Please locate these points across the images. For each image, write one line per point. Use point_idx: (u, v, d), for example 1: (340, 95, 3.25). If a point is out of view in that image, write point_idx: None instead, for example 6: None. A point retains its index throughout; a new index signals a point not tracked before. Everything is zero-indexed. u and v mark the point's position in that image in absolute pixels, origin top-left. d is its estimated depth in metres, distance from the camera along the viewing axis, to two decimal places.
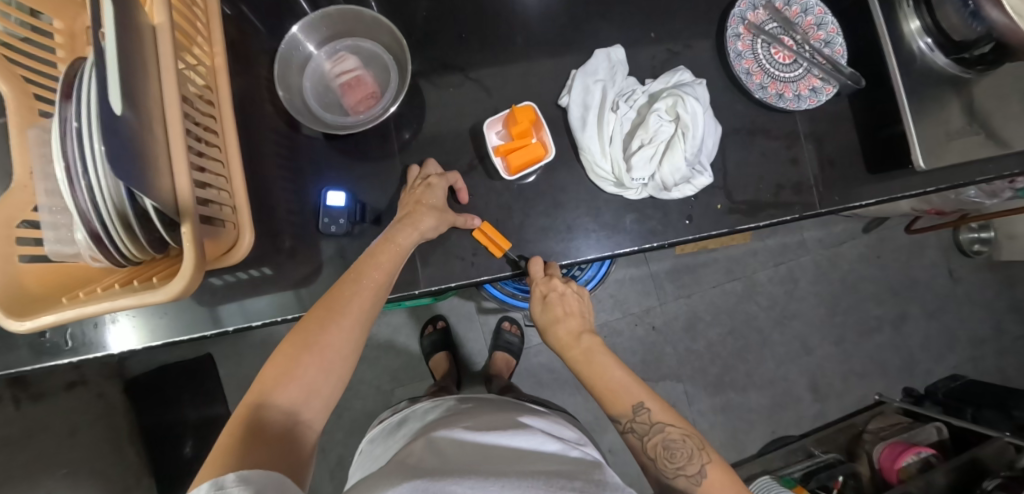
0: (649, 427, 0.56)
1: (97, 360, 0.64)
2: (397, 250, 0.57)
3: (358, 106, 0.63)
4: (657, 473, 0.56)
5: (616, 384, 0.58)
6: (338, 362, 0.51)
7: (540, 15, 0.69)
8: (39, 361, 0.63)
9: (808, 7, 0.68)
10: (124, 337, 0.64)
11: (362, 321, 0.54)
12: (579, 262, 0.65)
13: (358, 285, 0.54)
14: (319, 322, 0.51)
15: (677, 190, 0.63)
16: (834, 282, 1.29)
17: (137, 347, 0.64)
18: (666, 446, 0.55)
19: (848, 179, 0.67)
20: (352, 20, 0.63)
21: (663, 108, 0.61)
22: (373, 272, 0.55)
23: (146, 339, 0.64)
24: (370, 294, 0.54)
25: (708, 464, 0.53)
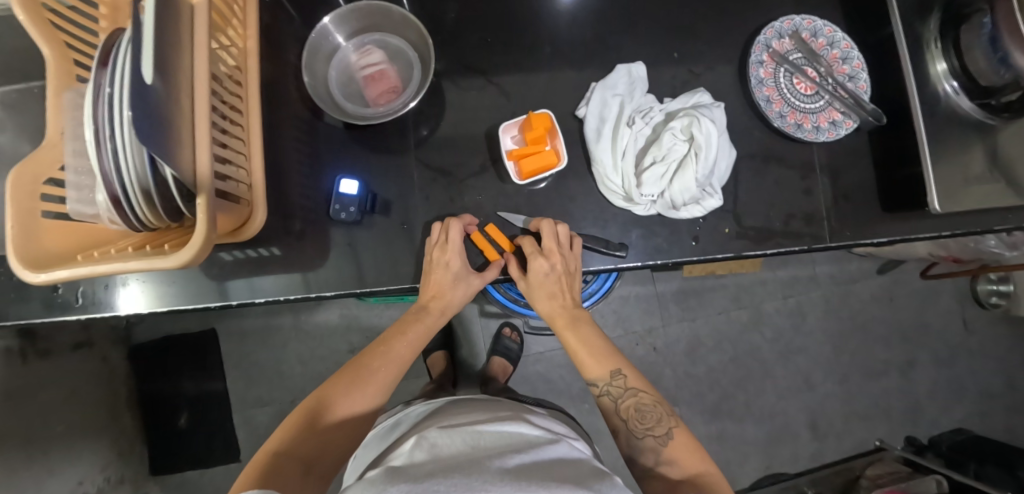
0: (623, 391, 0.60)
1: (104, 319, 0.66)
2: (424, 329, 0.67)
3: (380, 99, 0.65)
4: (627, 434, 0.58)
5: (603, 353, 0.63)
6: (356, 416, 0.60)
7: (567, 26, 0.70)
8: (51, 314, 0.65)
9: (835, 39, 0.67)
10: (133, 299, 0.65)
11: (381, 389, 0.63)
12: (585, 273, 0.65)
13: (386, 358, 0.63)
14: (347, 385, 0.60)
15: (685, 210, 0.63)
16: (843, 321, 1.27)
17: (143, 311, 0.65)
18: (639, 409, 0.59)
19: (861, 215, 0.67)
20: (382, 15, 0.65)
21: (678, 127, 0.62)
22: (397, 343, 0.65)
23: (153, 304, 0.65)
24: (393, 365, 0.63)
25: (675, 429, 0.57)
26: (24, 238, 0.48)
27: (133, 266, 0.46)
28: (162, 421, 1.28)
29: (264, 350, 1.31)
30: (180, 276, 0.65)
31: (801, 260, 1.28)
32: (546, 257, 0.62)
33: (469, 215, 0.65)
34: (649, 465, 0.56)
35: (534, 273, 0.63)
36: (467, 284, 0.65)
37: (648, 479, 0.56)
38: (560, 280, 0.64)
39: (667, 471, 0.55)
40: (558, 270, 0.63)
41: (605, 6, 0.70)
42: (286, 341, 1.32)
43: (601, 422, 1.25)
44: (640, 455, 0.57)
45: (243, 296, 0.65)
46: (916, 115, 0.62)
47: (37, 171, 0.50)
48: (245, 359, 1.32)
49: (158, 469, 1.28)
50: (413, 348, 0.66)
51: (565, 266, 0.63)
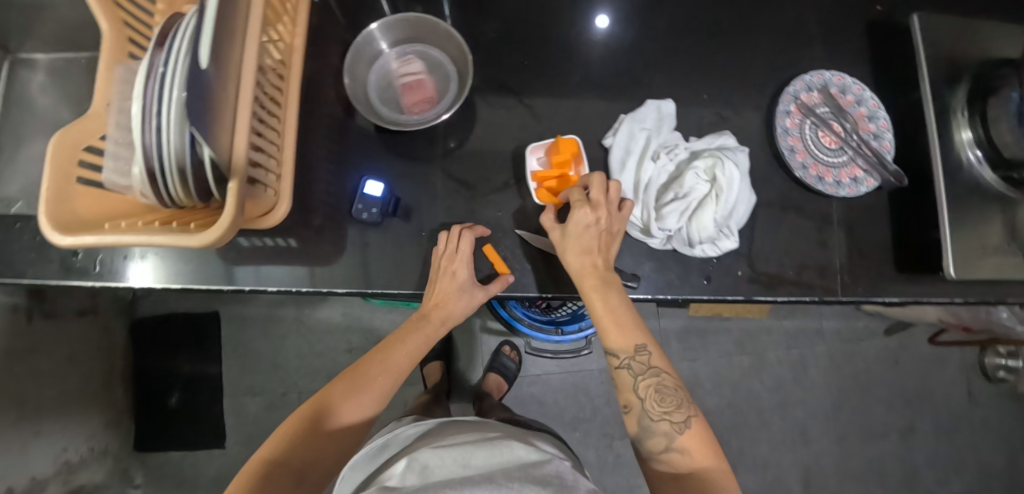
0: (645, 368, 0.57)
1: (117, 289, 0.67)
2: (424, 339, 0.70)
3: (414, 108, 0.67)
4: (639, 416, 0.56)
5: (626, 324, 0.59)
6: (348, 423, 0.62)
7: (602, 54, 0.71)
8: (67, 278, 0.66)
9: (863, 98, 0.69)
10: (148, 273, 0.66)
11: (375, 399, 0.65)
12: None
13: (384, 366, 0.66)
14: (344, 393, 0.62)
15: (700, 249, 0.63)
16: (846, 378, 1.25)
17: (155, 286, 0.66)
18: (656, 390, 0.56)
19: (875, 274, 0.67)
20: (426, 28, 0.67)
21: (701, 167, 0.62)
22: (393, 353, 0.67)
23: (166, 280, 0.66)
24: (387, 373, 0.66)
25: (693, 417, 0.56)
26: (58, 201, 0.49)
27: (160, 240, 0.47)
28: (153, 398, 1.28)
29: (264, 340, 1.32)
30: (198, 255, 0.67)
31: (808, 312, 1.27)
32: (591, 209, 0.59)
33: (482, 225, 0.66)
34: (659, 448, 0.55)
35: (575, 221, 0.59)
36: (473, 297, 0.66)
37: (651, 460, 0.56)
38: (596, 244, 0.60)
39: (675, 458, 0.54)
40: (598, 228, 0.60)
41: (641, 42, 0.72)
42: (285, 334, 1.32)
43: (591, 451, 1.24)
44: (648, 438, 0.56)
45: (256, 283, 0.66)
46: (938, 181, 0.63)
47: (78, 139, 0.51)
48: (243, 347, 1.31)
49: (142, 446, 1.27)
50: (409, 356, 0.68)
51: (605, 226, 0.60)
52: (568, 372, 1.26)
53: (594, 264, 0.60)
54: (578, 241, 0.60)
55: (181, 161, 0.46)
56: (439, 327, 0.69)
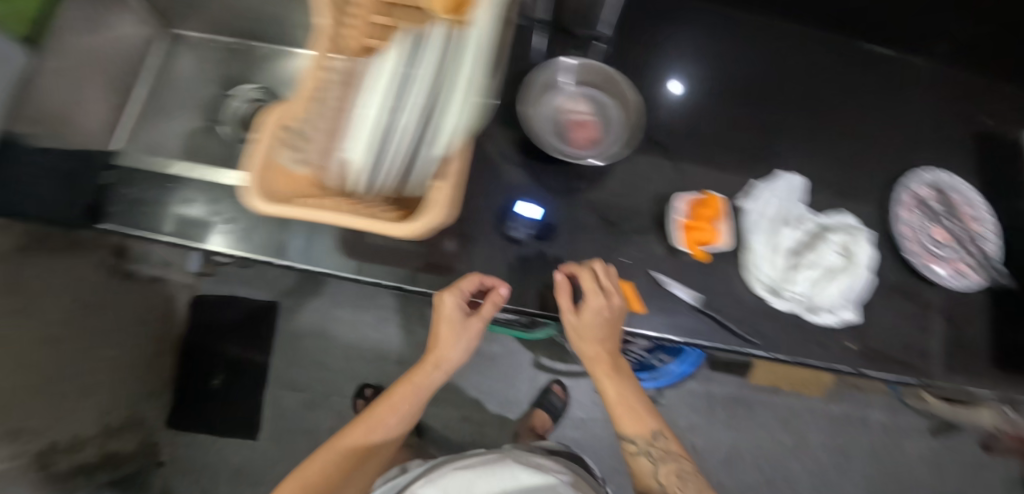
0: (664, 455, 0.73)
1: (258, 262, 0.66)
2: (418, 387, 0.73)
3: (577, 141, 0.66)
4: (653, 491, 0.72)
5: (639, 412, 0.73)
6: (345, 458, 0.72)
7: (744, 122, 0.75)
8: (209, 243, 0.66)
9: (969, 204, 0.76)
10: (292, 250, 0.65)
11: (385, 433, 0.74)
12: (716, 348, 0.64)
13: (390, 414, 0.74)
14: (363, 453, 0.73)
15: (825, 316, 0.66)
16: (887, 474, 1.25)
17: (300, 265, 0.65)
18: (676, 478, 0.71)
19: (975, 369, 0.69)
20: (590, 71, 0.69)
21: (832, 241, 0.67)
22: (397, 399, 0.74)
23: (312, 262, 0.65)
24: (394, 416, 0.74)
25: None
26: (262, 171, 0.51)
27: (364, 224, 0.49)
28: (196, 377, 1.29)
29: (315, 337, 1.32)
30: (329, 241, 0.66)
31: (855, 399, 1.28)
32: (603, 297, 0.60)
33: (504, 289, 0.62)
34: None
35: (589, 309, 0.60)
36: (468, 330, 0.66)
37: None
38: (606, 335, 0.64)
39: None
40: (608, 313, 0.61)
41: (780, 116, 0.76)
42: (337, 335, 1.32)
43: None
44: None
45: (386, 278, 0.65)
46: None
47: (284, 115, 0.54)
48: (293, 341, 1.31)
49: (174, 423, 1.27)
50: (411, 399, 0.74)
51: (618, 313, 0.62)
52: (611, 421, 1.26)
53: (604, 345, 0.65)
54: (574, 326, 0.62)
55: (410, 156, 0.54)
56: (435, 372, 0.72)
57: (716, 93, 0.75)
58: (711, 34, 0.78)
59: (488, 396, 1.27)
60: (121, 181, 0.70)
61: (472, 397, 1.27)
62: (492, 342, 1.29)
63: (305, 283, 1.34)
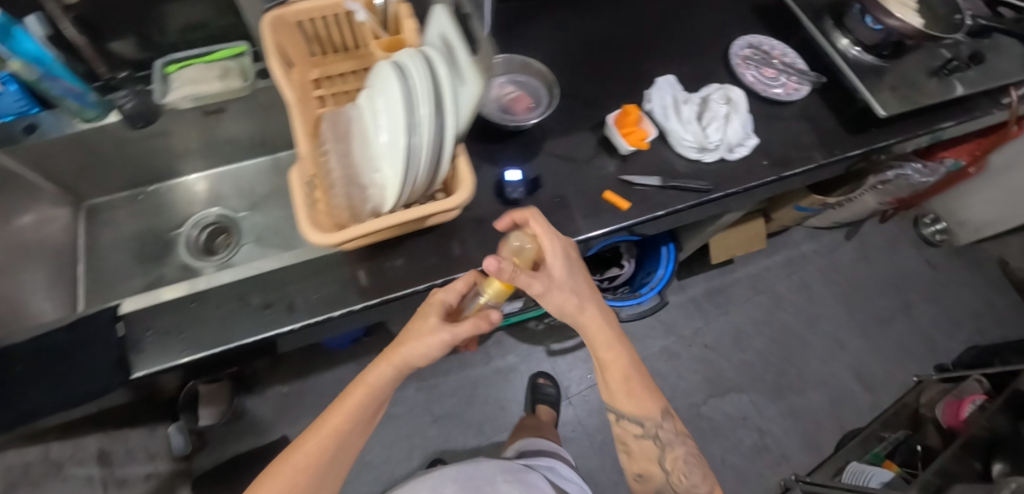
0: (672, 437, 0.76)
1: (325, 320, 0.72)
2: (371, 385, 0.66)
3: (519, 111, 0.81)
4: (659, 484, 0.76)
5: (641, 397, 0.74)
6: (316, 473, 0.65)
7: (619, 57, 0.96)
8: (271, 325, 0.70)
9: (773, 46, 1.03)
10: (342, 298, 0.73)
11: (322, 468, 0.65)
12: (681, 208, 0.82)
13: (356, 395, 0.66)
14: (359, 407, 0.66)
15: (737, 151, 0.86)
16: (842, 283, 1.50)
17: (355, 305, 0.72)
18: (683, 464, 0.76)
19: (840, 140, 0.95)
20: (514, 66, 0.85)
21: (718, 97, 0.87)
22: (353, 399, 0.66)
23: (363, 298, 0.73)
24: (345, 419, 0.65)
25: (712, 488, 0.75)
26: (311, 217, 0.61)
27: (423, 210, 0.62)
28: None
29: None
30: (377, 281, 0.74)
31: (788, 244, 1.53)
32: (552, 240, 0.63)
33: (493, 314, 0.62)
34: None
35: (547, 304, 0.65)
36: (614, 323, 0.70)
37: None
38: (583, 299, 0.65)
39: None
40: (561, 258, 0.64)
41: (637, 45, 0.99)
42: None
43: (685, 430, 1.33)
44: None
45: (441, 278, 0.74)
46: (850, 78, 0.95)
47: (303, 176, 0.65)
48: None
49: None
50: (356, 430, 0.67)
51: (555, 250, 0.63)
52: None
53: (591, 307, 0.67)
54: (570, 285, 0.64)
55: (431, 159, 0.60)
56: (388, 371, 0.65)
57: (588, 48, 0.96)
58: (553, 18, 0.98)
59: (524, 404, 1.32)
60: (139, 322, 0.69)
61: (513, 411, 1.31)
62: (503, 355, 1.36)
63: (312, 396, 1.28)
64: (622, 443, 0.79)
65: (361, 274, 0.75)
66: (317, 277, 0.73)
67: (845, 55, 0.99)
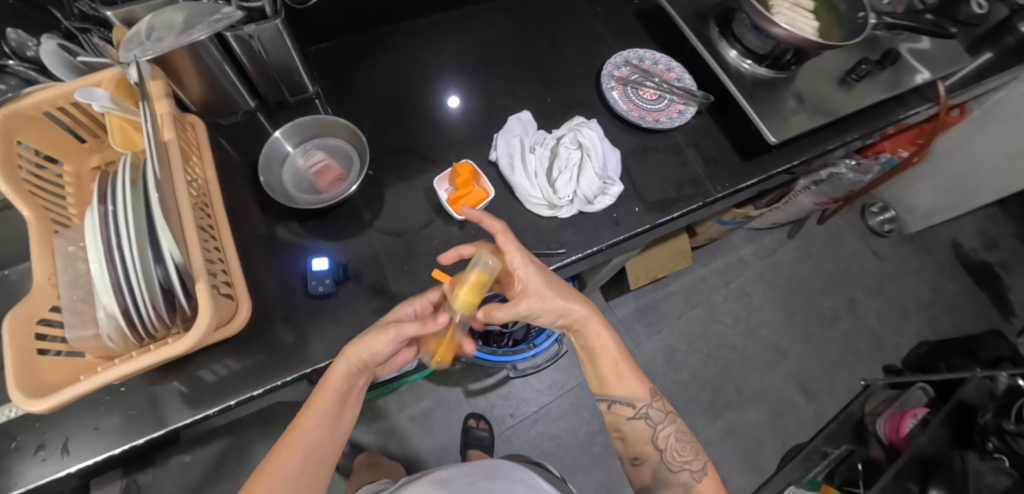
0: (662, 417, 0.67)
1: (127, 451, 0.65)
2: (331, 387, 0.60)
3: (328, 184, 0.73)
4: (655, 467, 0.67)
5: (627, 377, 0.67)
6: (297, 480, 0.57)
7: (475, 100, 0.86)
8: (65, 463, 0.64)
9: (657, 60, 0.89)
10: (147, 424, 0.65)
11: (300, 476, 0.58)
12: None
13: (323, 397, 0.60)
14: (312, 412, 0.60)
15: (599, 202, 0.76)
16: (783, 286, 1.42)
17: (160, 431, 0.65)
18: (676, 441, 0.67)
19: (731, 169, 0.84)
20: (315, 126, 0.76)
21: (569, 140, 0.78)
22: (316, 403, 0.60)
23: (168, 422, 0.66)
24: (314, 425, 0.59)
25: (705, 465, 0.67)
26: (28, 374, 0.52)
27: (162, 353, 0.52)
28: None
29: None
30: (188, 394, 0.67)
31: (724, 249, 1.44)
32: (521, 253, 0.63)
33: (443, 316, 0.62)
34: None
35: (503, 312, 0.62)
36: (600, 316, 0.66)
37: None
38: (557, 295, 0.63)
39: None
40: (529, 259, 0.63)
41: (499, 80, 0.88)
42: None
43: (616, 461, 1.26)
44: (662, 488, 0.66)
45: (236, 398, 0.67)
46: (738, 97, 0.83)
47: (30, 313, 0.55)
48: None
49: None
50: (326, 433, 0.60)
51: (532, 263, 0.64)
52: (561, 394, 1.31)
53: (559, 302, 0.63)
54: (538, 287, 0.63)
55: (151, 282, 0.53)
56: (349, 366, 0.60)
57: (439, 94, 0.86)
58: (400, 60, 0.88)
59: (445, 451, 1.26)
60: None
61: (433, 459, 1.25)
62: (421, 400, 1.29)
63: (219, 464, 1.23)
64: (617, 428, 0.69)
65: (166, 393, 0.67)
66: (115, 404, 0.66)
67: (735, 71, 0.86)
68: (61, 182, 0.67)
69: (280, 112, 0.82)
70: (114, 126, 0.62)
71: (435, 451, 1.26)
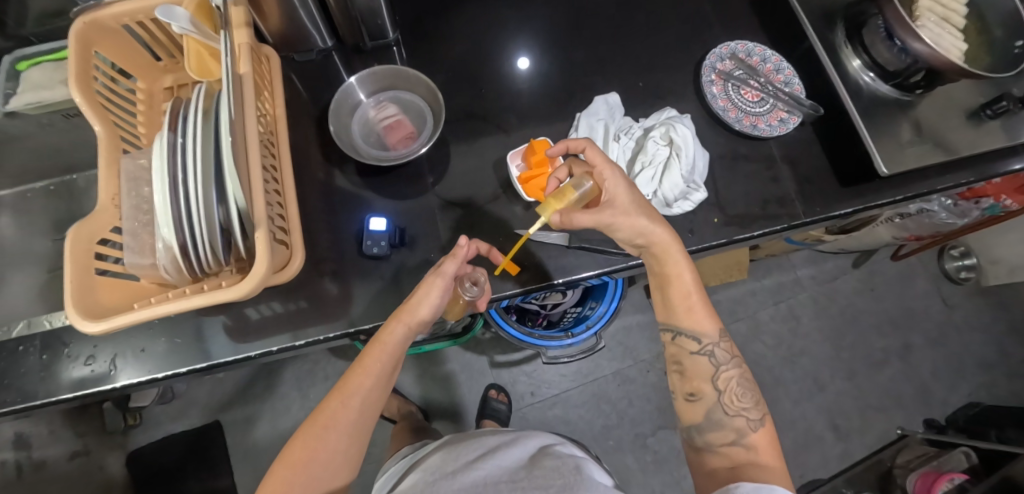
0: (727, 358, 0.59)
1: (167, 378, 0.65)
2: (384, 348, 0.58)
3: (396, 142, 0.71)
4: (710, 406, 0.57)
5: (698, 308, 0.59)
6: (351, 434, 0.56)
7: (561, 72, 0.80)
8: (109, 378, 0.65)
9: (766, 57, 0.80)
10: (190, 354, 0.66)
11: (355, 431, 0.56)
12: (586, 277, 0.70)
13: (377, 357, 0.58)
14: (364, 371, 0.57)
15: (677, 206, 0.71)
16: (835, 317, 1.34)
17: (200, 365, 0.65)
18: (737, 386, 0.58)
19: (827, 193, 0.76)
20: (392, 77, 0.72)
21: (658, 135, 0.72)
22: (371, 362, 0.58)
23: (209, 357, 0.65)
24: (369, 381, 0.57)
25: (765, 418, 0.57)
26: (85, 293, 0.52)
27: (213, 296, 0.50)
28: None
29: (271, 434, 1.24)
30: (232, 331, 0.67)
31: (781, 267, 1.36)
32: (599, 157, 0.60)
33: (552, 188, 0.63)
34: (725, 442, 0.55)
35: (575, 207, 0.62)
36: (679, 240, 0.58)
37: (709, 452, 0.57)
38: (644, 216, 0.57)
39: (738, 452, 0.54)
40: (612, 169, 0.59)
41: (590, 53, 0.81)
42: (295, 424, 1.24)
43: (627, 458, 1.24)
44: (712, 431, 0.57)
45: (278, 344, 0.66)
46: (852, 114, 0.74)
47: (91, 232, 0.55)
48: (255, 449, 1.23)
49: None
50: (376, 394, 0.58)
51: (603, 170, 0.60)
52: (585, 383, 1.28)
53: (643, 220, 0.57)
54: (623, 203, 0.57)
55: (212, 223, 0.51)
56: (403, 328, 0.59)
57: (523, 58, 0.80)
58: (488, 15, 0.81)
59: (460, 416, 1.26)
60: None
61: (447, 421, 1.26)
62: (444, 362, 1.29)
63: (245, 387, 1.26)
64: (675, 362, 0.61)
65: (210, 327, 0.67)
66: (162, 328, 0.66)
67: (852, 81, 0.77)
68: (133, 99, 0.65)
69: (356, 56, 0.78)
70: (191, 51, 0.60)
71: (450, 414, 1.27)
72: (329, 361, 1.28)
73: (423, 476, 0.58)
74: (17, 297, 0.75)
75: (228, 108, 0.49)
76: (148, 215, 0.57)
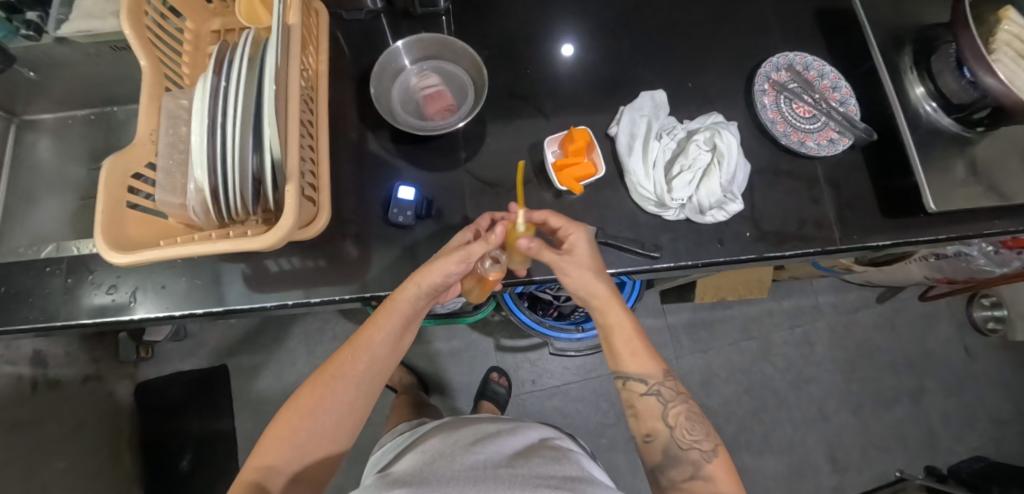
0: (674, 395, 0.59)
1: (183, 317, 0.66)
2: (397, 309, 0.58)
3: (434, 113, 0.70)
4: (665, 443, 0.57)
5: (640, 353, 0.60)
6: (358, 386, 0.56)
7: (610, 63, 0.77)
8: (128, 309, 0.66)
9: (825, 72, 0.77)
10: (208, 296, 0.67)
11: (361, 387, 0.57)
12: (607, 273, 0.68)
13: (393, 316, 0.58)
14: (380, 329, 0.58)
15: (711, 215, 0.69)
16: (850, 349, 1.31)
17: (216, 308, 0.66)
18: (686, 419, 0.58)
19: (867, 222, 0.73)
20: (439, 46, 0.71)
21: (701, 140, 0.70)
22: (384, 319, 0.58)
23: (226, 302, 0.66)
24: (379, 337, 0.57)
25: (718, 446, 0.57)
26: (114, 224, 0.52)
27: (238, 243, 0.50)
28: (158, 464, 1.18)
29: (274, 385, 1.26)
30: (250, 280, 0.67)
31: (802, 290, 1.33)
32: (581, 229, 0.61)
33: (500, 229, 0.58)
34: (684, 477, 0.56)
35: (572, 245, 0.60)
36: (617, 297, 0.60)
37: (673, 489, 0.56)
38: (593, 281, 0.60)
39: (701, 486, 0.55)
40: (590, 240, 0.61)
41: (642, 47, 0.78)
42: (298, 379, 1.26)
43: (618, 459, 1.24)
44: (672, 467, 0.57)
45: (293, 299, 0.67)
46: (907, 142, 0.71)
47: (127, 165, 0.55)
48: (257, 397, 1.26)
49: None
50: (384, 353, 0.58)
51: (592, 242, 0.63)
52: (587, 378, 1.28)
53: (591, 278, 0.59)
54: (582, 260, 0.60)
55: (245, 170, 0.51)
56: (421, 294, 0.58)
57: (572, 44, 0.78)
58: None
59: (458, 393, 1.27)
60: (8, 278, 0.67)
61: (445, 397, 1.27)
62: (450, 338, 1.30)
63: (254, 336, 1.29)
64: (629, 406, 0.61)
65: (231, 272, 0.67)
66: (185, 268, 0.67)
67: (911, 109, 0.73)
68: (180, 38, 0.65)
69: (403, 21, 0.76)
70: None
71: (450, 389, 1.27)
72: (337, 322, 1.30)
73: (422, 455, 0.57)
74: (50, 220, 0.77)
75: (273, 56, 0.49)
76: (182, 155, 0.57)
